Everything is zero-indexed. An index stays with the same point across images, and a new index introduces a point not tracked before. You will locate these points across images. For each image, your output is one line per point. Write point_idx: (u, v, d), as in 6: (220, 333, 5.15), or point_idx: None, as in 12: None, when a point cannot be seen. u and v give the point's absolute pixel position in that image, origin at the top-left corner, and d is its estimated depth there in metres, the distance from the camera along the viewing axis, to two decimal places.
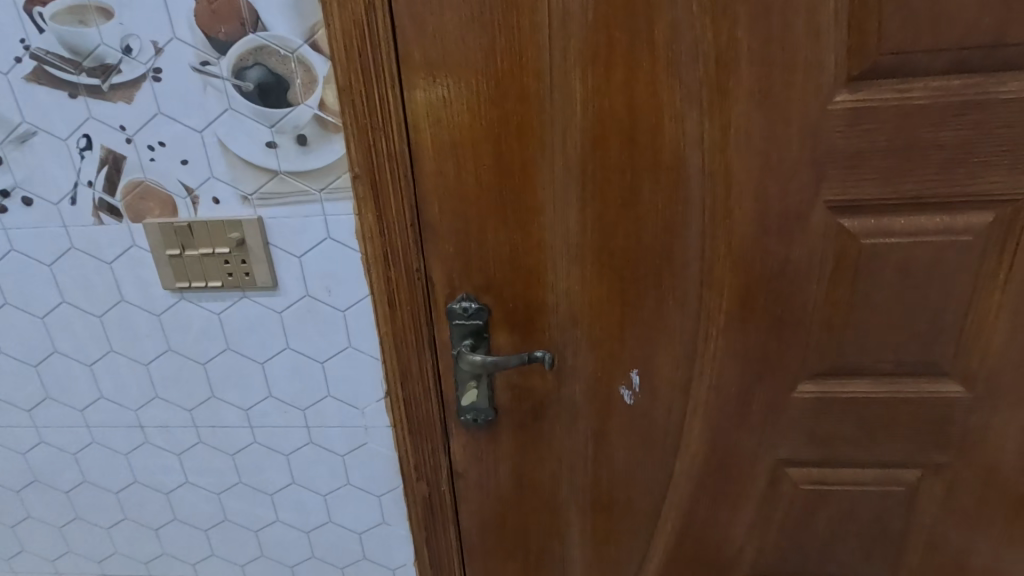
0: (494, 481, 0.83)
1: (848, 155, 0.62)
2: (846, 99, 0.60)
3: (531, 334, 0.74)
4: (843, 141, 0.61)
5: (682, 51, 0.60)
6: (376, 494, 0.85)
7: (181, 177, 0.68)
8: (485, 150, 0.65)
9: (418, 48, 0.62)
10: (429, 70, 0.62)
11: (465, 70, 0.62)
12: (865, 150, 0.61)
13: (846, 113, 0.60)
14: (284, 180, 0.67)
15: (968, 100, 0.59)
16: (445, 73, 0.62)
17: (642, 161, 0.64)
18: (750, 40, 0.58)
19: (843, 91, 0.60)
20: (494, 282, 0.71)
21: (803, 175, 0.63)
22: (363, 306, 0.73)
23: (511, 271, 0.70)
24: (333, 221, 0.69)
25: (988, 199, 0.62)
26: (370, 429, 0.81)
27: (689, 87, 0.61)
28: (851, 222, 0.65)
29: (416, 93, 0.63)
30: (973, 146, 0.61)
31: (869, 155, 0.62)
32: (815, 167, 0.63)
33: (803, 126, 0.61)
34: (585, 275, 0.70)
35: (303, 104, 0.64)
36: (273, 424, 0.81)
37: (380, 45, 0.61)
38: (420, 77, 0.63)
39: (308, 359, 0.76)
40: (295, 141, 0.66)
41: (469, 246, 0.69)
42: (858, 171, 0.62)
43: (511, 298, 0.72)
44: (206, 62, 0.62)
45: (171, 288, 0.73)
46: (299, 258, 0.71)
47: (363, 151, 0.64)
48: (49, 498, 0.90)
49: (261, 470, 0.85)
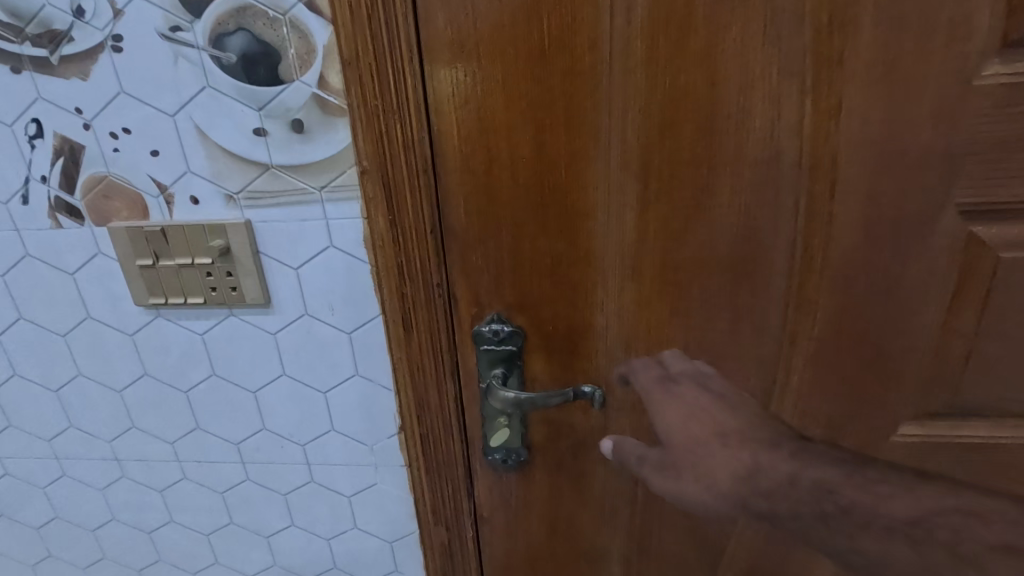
0: (525, 528, 0.71)
1: (992, 145, 0.48)
2: (998, 72, 0.46)
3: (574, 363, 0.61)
4: (986, 127, 0.48)
5: (783, 9, 0.46)
6: (387, 540, 0.74)
7: (151, 172, 0.56)
8: (524, 139, 0.52)
9: (441, 8, 0.48)
10: (454, 36, 0.49)
11: (500, 36, 0.49)
12: (1015, 138, 0.48)
13: (995, 91, 0.46)
14: (276, 176, 0.55)
15: None
16: (475, 41, 0.49)
17: (722, 153, 0.51)
18: None
19: (994, 61, 0.46)
20: (530, 301, 0.58)
21: (930, 170, 0.49)
22: (373, 327, 0.61)
23: (551, 289, 0.58)
24: (336, 226, 0.57)
25: None
26: (380, 468, 0.69)
27: (789, 58, 0.47)
28: (987, 231, 0.51)
29: (439, 66, 0.50)
30: None
31: (1020, 145, 0.48)
32: (946, 160, 0.49)
33: (937, 106, 0.47)
34: (643, 293, 0.57)
35: (297, 81, 0.51)
36: (268, 460, 0.69)
37: (393, 3, 0.47)
38: (445, 48, 0.49)
39: (307, 388, 0.65)
40: (289, 127, 0.53)
41: (500, 259, 0.57)
42: (1003, 165, 0.49)
43: (550, 321, 0.59)
44: (176, 27, 0.50)
45: (145, 304, 0.61)
46: (296, 270, 0.58)
47: (373, 140, 0.51)
48: (20, 534, 0.80)
49: (255, 510, 0.74)
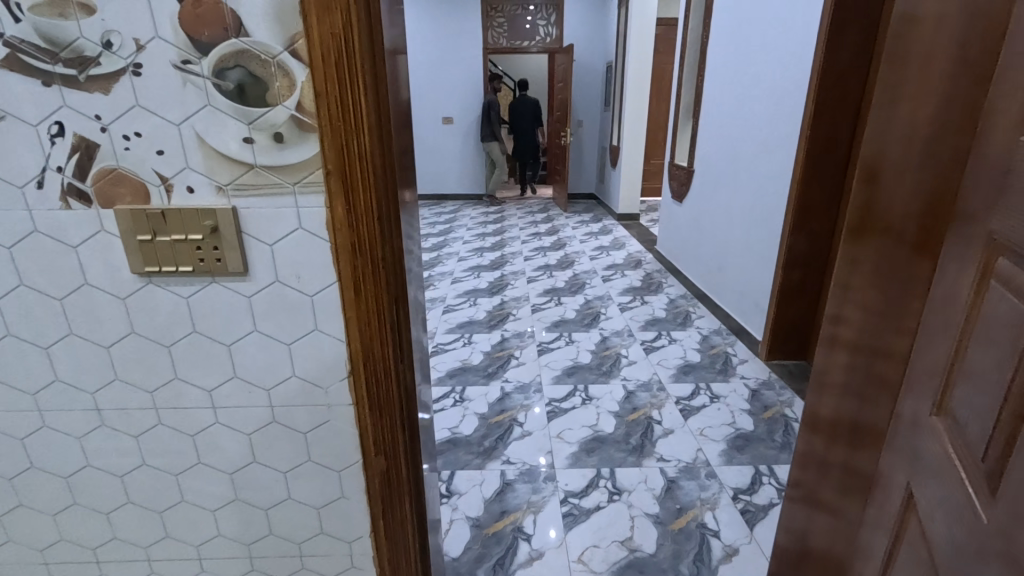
0: (394, 458, 0.90)
1: (890, 230, 0.99)
2: (876, 215, 1.03)
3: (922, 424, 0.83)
4: (877, 234, 1.03)
5: (846, 276, 1.14)
6: (336, 469, 0.91)
7: (155, 167, 0.72)
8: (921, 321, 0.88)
9: (878, 271, 1.03)
10: (871, 281, 1.05)
11: (889, 289, 0.99)
12: (882, 224, 1.02)
13: (880, 216, 1.03)
14: (258, 173, 0.72)
15: (928, 169, 0.89)
16: (877, 284, 1.03)
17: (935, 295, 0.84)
18: (919, 211, 0.91)
19: (879, 208, 1.02)
20: (928, 355, 0.83)
21: (886, 266, 1.00)
22: (330, 292, 0.79)
23: (953, 383, 0.75)
24: (304, 212, 0.74)
25: (958, 255, 0.78)
26: (333, 407, 0.86)
27: (847, 273, 1.13)
28: (948, 263, 0.80)
29: (873, 294, 1.04)
30: (923, 219, 0.90)
31: (872, 226, 1.05)
32: (880, 254, 1.02)
33: (889, 262, 0.99)
34: (955, 430, 0.73)
35: (280, 105, 0.69)
36: (237, 404, 0.85)
37: (884, 270, 1.01)
38: (855, 296, 1.11)
39: (274, 340, 0.82)
40: (271, 138, 0.71)
41: (966, 295, 0.74)
42: (884, 246, 1.01)
43: (965, 371, 0.72)
44: (187, 61, 0.67)
45: (140, 272, 0.76)
46: (270, 246, 0.76)
47: (875, 324, 1.04)
48: (12, 476, 0.89)
49: (222, 449, 0.89)
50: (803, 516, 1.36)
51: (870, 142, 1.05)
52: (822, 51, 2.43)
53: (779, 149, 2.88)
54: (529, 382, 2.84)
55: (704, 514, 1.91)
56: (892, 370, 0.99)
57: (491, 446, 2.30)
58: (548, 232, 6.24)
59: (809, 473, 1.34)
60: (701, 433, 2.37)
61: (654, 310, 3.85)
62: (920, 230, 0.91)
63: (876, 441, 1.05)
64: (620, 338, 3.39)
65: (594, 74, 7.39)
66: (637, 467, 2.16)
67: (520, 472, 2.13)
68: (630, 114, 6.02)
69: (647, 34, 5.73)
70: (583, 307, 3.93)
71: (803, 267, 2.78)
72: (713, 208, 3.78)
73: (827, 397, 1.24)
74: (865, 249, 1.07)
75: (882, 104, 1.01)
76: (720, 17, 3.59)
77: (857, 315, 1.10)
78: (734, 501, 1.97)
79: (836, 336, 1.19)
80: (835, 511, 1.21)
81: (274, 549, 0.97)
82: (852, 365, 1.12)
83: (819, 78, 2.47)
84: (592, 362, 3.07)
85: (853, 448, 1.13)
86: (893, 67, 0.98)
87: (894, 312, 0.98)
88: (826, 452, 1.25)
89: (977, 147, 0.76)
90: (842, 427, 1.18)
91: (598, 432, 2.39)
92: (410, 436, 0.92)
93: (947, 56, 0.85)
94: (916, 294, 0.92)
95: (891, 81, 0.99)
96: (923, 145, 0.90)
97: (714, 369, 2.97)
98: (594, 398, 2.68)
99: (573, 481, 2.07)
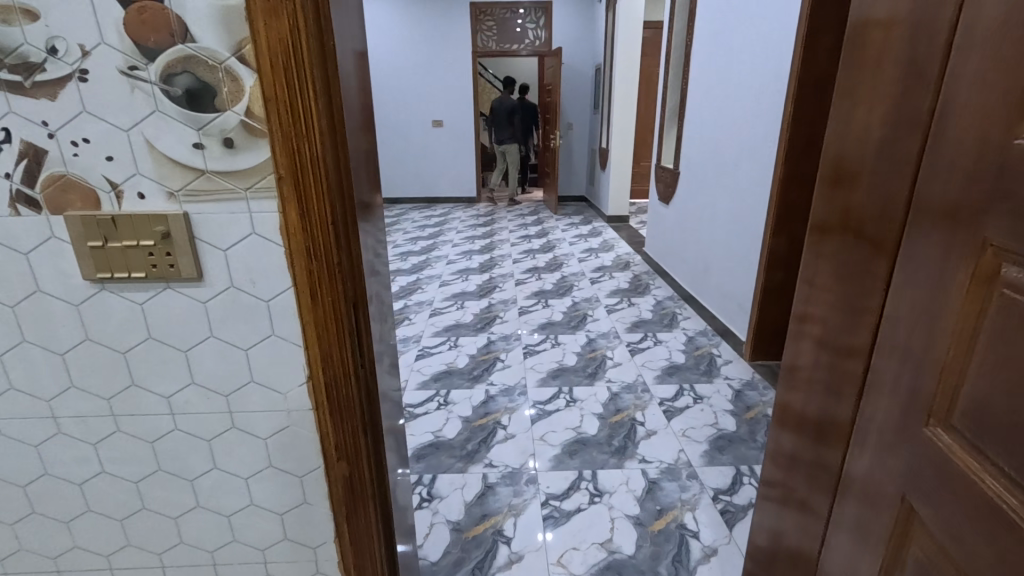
0: (356, 463, 0.89)
1: (849, 229, 1.01)
2: (836, 215, 1.05)
3: (912, 437, 0.81)
4: (838, 234, 1.04)
5: (812, 274, 1.15)
6: (298, 475, 0.90)
7: (105, 173, 0.71)
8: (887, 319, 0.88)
9: (839, 270, 1.04)
10: (834, 280, 1.06)
11: (850, 288, 1.00)
12: (842, 224, 1.03)
13: (839, 215, 1.04)
14: (209, 178, 0.72)
15: (884, 168, 0.90)
16: (839, 283, 1.04)
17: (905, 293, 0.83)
18: (876, 210, 0.92)
19: (839, 208, 1.03)
20: (910, 358, 0.82)
21: (846, 266, 1.02)
22: (286, 297, 0.79)
23: (953, 386, 0.73)
24: (257, 217, 0.74)
25: (932, 253, 0.77)
26: (292, 413, 0.86)
27: (812, 270, 1.15)
28: (921, 260, 0.80)
29: (836, 293, 1.05)
30: (881, 218, 0.91)
31: (833, 226, 1.06)
32: (841, 254, 1.03)
33: (850, 261, 1.00)
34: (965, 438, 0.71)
35: (230, 110, 0.69)
36: (195, 410, 0.85)
37: (845, 269, 1.02)
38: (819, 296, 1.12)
39: (231, 346, 0.81)
40: (221, 143, 0.71)
41: (956, 294, 0.73)
42: (845, 245, 1.02)
43: (977, 380, 0.69)
44: (134, 67, 0.67)
45: (92, 279, 0.76)
46: (224, 251, 0.76)
47: (838, 324, 1.05)
48: None
49: (182, 456, 0.88)
50: (776, 515, 1.37)
51: (830, 146, 1.06)
52: (799, 54, 2.45)
53: (761, 152, 2.90)
54: (514, 385, 2.84)
55: (684, 514, 1.91)
56: (852, 369, 1.00)
57: (473, 449, 2.30)
58: (538, 234, 6.25)
59: (780, 473, 1.35)
60: (684, 434, 2.38)
61: (640, 311, 3.86)
62: (876, 232, 0.92)
63: (838, 439, 1.06)
64: (606, 339, 3.40)
65: (583, 77, 7.42)
66: (619, 469, 2.16)
67: (502, 475, 2.13)
68: (618, 117, 6.04)
69: (635, 37, 5.76)
70: (570, 309, 3.94)
71: (785, 267, 2.80)
72: (698, 210, 3.80)
73: (796, 396, 1.25)
74: (828, 248, 1.08)
75: (840, 108, 1.02)
76: (703, 19, 3.61)
77: (822, 315, 1.11)
78: (715, 501, 1.97)
79: (803, 336, 1.20)
80: (805, 510, 1.22)
81: (238, 556, 0.96)
82: (817, 364, 1.13)
83: (797, 80, 2.49)
84: (577, 364, 3.07)
85: (819, 446, 1.14)
86: (849, 72, 1.00)
87: (854, 312, 0.99)
88: (795, 452, 1.26)
89: (937, 148, 0.77)
90: (809, 426, 1.19)
91: (582, 434, 2.39)
92: (373, 439, 0.92)
93: (899, 60, 0.86)
94: (872, 294, 0.93)
95: (847, 86, 1.00)
96: (878, 147, 0.91)
97: (699, 369, 2.99)
98: (578, 400, 2.68)
99: (554, 484, 2.07)
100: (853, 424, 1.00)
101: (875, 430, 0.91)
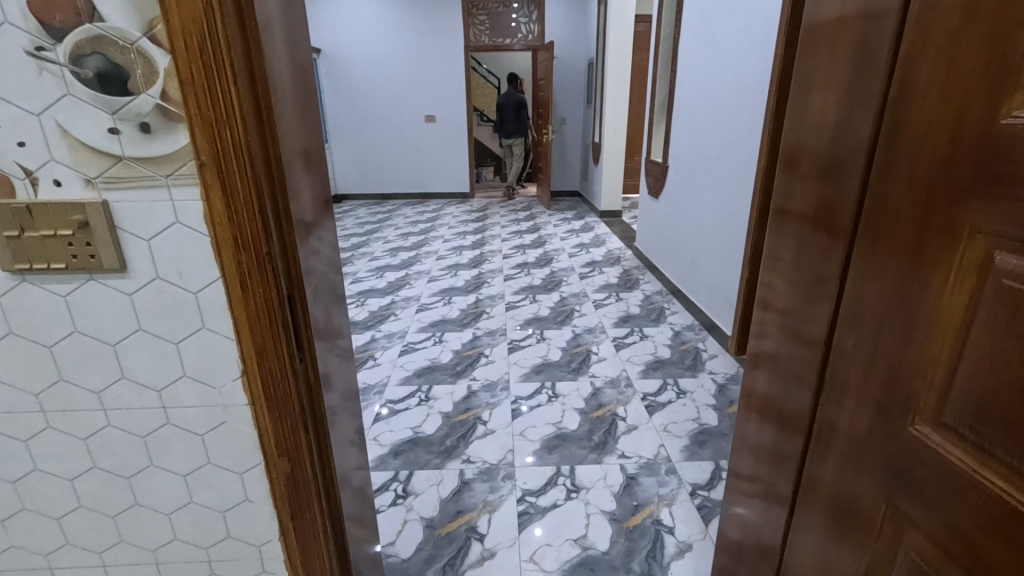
0: (298, 459, 0.87)
1: (807, 218, 0.98)
2: (795, 204, 1.03)
3: (895, 438, 0.75)
4: (797, 223, 1.02)
5: (773, 265, 1.13)
6: (238, 472, 0.88)
7: (18, 159, 0.69)
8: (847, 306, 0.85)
9: (798, 259, 1.02)
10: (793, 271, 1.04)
11: (807, 277, 0.98)
12: (800, 212, 1.01)
13: (797, 203, 1.02)
14: (127, 165, 0.70)
15: (837, 153, 0.87)
16: (798, 273, 1.02)
17: (864, 279, 0.81)
18: (831, 197, 0.90)
19: (797, 197, 1.01)
20: (874, 348, 0.79)
21: (803, 255, 1.00)
22: (215, 288, 0.76)
23: (920, 375, 0.70)
24: (180, 205, 0.72)
25: (893, 236, 0.74)
26: (228, 408, 0.84)
27: (773, 260, 1.13)
28: (881, 245, 0.77)
29: (794, 283, 1.03)
30: (837, 205, 0.88)
31: (792, 216, 1.04)
32: (800, 244, 1.01)
33: (807, 250, 0.98)
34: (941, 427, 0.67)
35: (144, 93, 0.67)
36: (128, 405, 0.82)
37: (803, 259, 1.00)
38: (780, 286, 1.10)
39: (160, 340, 0.79)
40: (136, 128, 0.68)
41: (920, 279, 0.69)
42: (803, 235, 1.00)
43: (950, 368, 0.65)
44: (40, 47, 0.64)
45: (11, 270, 0.73)
46: (147, 241, 0.73)
47: (797, 315, 1.02)
48: None
49: (117, 453, 0.86)
50: (744, 509, 1.35)
51: (789, 133, 1.03)
52: (782, 45, 2.42)
53: (746, 144, 2.87)
54: (496, 380, 2.82)
55: (661, 510, 1.90)
56: (810, 361, 0.98)
57: (451, 445, 2.28)
58: (530, 230, 6.23)
59: (748, 467, 1.33)
60: (665, 429, 2.36)
61: (628, 306, 3.84)
62: (832, 220, 0.90)
63: (799, 433, 1.04)
64: (592, 334, 3.38)
65: (575, 71, 7.36)
66: (598, 464, 2.14)
67: (479, 471, 2.11)
68: (610, 111, 5.99)
69: (626, 30, 5.70)
70: (557, 304, 3.91)
71: None
72: (685, 204, 3.77)
73: (761, 389, 1.23)
74: (787, 238, 1.06)
75: (797, 94, 1.00)
76: (691, 11, 3.56)
77: (783, 306, 1.09)
78: (692, 496, 1.96)
79: (766, 328, 1.17)
80: (769, 504, 1.20)
81: (181, 554, 0.94)
82: (779, 356, 1.11)
83: (780, 71, 2.45)
84: (561, 358, 3.05)
85: (782, 440, 1.12)
86: (806, 56, 0.97)
87: (810, 302, 0.97)
88: (761, 445, 1.24)
89: (891, 129, 0.74)
90: (773, 419, 1.17)
91: (562, 430, 2.37)
92: (316, 433, 0.90)
93: (850, 42, 0.83)
94: (829, 284, 0.91)
95: (805, 72, 0.97)
96: (832, 132, 0.89)
97: (683, 364, 2.97)
98: (560, 395, 2.66)
99: (531, 480, 2.05)
100: (814, 417, 0.98)
101: (847, 430, 0.87)
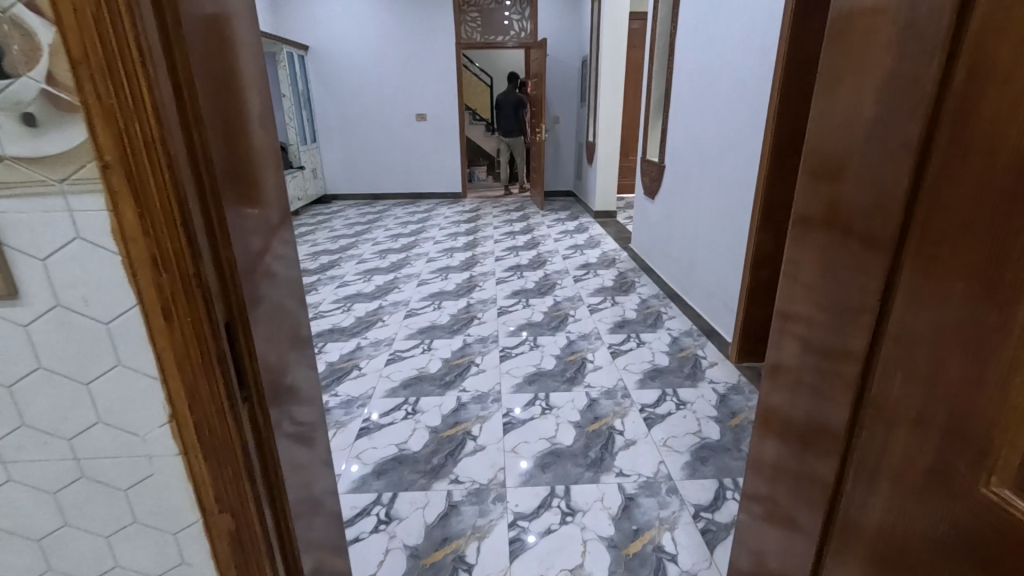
0: (242, 515, 0.73)
1: (836, 227, 0.86)
2: (821, 210, 0.90)
3: (961, 499, 0.62)
4: (823, 232, 0.90)
5: (793, 279, 1.00)
6: (171, 531, 0.74)
7: None
8: (895, 334, 0.72)
9: (825, 274, 0.89)
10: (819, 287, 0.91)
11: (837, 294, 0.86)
12: (827, 220, 0.88)
13: (824, 210, 0.89)
14: (10, 166, 0.56)
15: (877, 153, 0.75)
16: (825, 289, 0.89)
17: (919, 303, 0.67)
18: (869, 204, 0.77)
19: (825, 202, 0.88)
20: (932, 385, 0.65)
21: (832, 270, 0.87)
22: (131, 318, 0.62)
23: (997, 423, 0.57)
24: (80, 217, 0.58)
25: (958, 254, 0.61)
26: (155, 458, 0.69)
27: (794, 274, 1.00)
28: (942, 264, 0.64)
29: (821, 300, 0.90)
30: (876, 213, 0.75)
31: (817, 223, 0.91)
32: (827, 256, 0.88)
33: (837, 264, 0.86)
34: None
35: (26, 75, 0.53)
36: (32, 457, 0.68)
37: (833, 274, 0.87)
38: (802, 303, 0.97)
39: (66, 379, 0.65)
40: (20, 120, 0.55)
41: (1000, 306, 0.56)
42: (831, 246, 0.87)
43: None
44: None
45: None
46: (41, 261, 0.59)
47: (825, 336, 0.90)
48: None
49: (23, 512, 0.71)
50: (758, 544, 1.23)
51: (814, 130, 0.90)
52: (786, 39, 2.30)
53: (747, 143, 2.75)
54: (487, 391, 2.68)
55: (662, 535, 1.77)
56: (841, 391, 0.85)
57: (438, 463, 2.14)
58: (523, 231, 6.09)
59: (763, 498, 1.20)
60: (665, 444, 2.23)
61: (624, 311, 3.72)
62: (870, 230, 0.77)
63: (826, 470, 0.91)
64: (587, 341, 3.25)
65: (569, 69, 7.23)
66: (594, 484, 2.01)
67: (468, 492, 1.97)
68: (604, 109, 5.87)
69: (621, 27, 5.58)
70: (551, 309, 3.78)
71: (773, 264, 2.66)
72: (682, 205, 3.65)
73: (779, 414, 1.10)
74: (811, 249, 0.93)
75: (824, 85, 0.87)
76: (689, 4, 3.43)
77: (806, 325, 0.96)
78: (695, 520, 1.83)
79: (786, 349, 1.05)
80: (789, 544, 1.07)
81: None
82: (802, 381, 0.99)
83: (784, 67, 2.33)
84: (556, 367, 2.92)
85: (804, 474, 1.00)
86: (835, 41, 0.84)
87: (842, 324, 0.84)
88: (778, 477, 1.11)
89: (953, 123, 0.62)
90: (793, 450, 1.04)
91: (556, 445, 2.24)
92: (265, 482, 0.76)
93: (894, 22, 0.71)
94: (866, 304, 0.78)
95: (833, 59, 0.84)
96: (871, 127, 0.76)
97: (682, 373, 2.84)
98: (554, 407, 2.53)
99: (523, 502, 1.92)
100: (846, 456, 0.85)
101: (892, 478, 0.74)
